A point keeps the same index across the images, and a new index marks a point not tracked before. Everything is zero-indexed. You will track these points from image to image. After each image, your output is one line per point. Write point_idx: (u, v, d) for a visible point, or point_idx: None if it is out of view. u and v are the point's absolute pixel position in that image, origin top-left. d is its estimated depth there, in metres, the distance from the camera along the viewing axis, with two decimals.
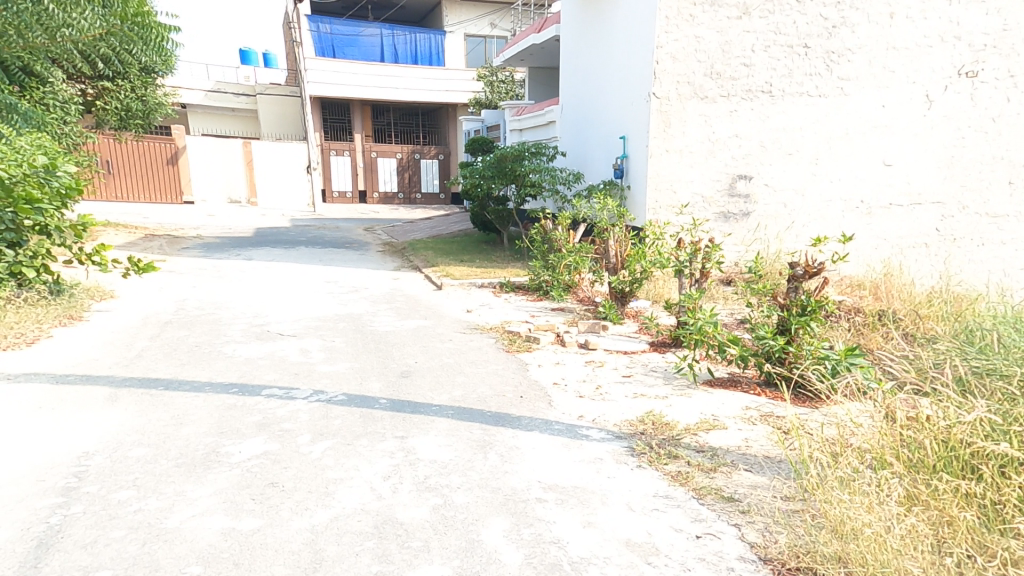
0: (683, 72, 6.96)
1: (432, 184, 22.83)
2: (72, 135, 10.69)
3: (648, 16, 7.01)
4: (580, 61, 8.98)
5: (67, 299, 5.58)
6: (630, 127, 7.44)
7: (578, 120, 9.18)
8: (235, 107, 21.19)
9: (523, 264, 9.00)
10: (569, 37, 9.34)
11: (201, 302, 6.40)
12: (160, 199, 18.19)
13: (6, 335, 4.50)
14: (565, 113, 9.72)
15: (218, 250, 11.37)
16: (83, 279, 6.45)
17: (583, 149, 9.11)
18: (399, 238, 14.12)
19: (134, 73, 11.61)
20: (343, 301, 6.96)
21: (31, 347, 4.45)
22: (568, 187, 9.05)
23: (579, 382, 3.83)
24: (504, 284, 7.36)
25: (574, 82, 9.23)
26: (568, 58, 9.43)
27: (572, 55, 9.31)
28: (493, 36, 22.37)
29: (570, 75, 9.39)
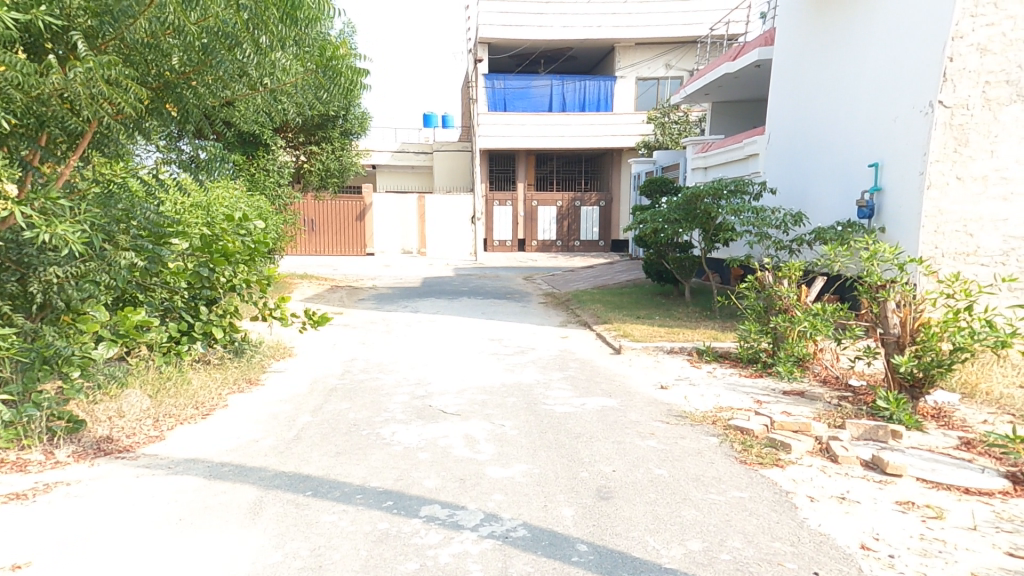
0: (993, 68, 5.65)
1: (591, 232, 22.09)
2: (282, 196, 11.86)
3: (930, 13, 5.82)
4: (802, 91, 7.87)
5: (248, 360, 5.43)
6: (902, 152, 6.08)
7: (797, 158, 7.89)
8: (414, 164, 22.92)
9: (723, 325, 7.36)
10: (783, 71, 8.36)
11: (367, 363, 6.01)
12: (346, 252, 19.94)
13: (183, 407, 4.20)
14: (772, 143, 8.46)
15: (389, 301, 11.61)
16: (266, 335, 6.45)
17: (806, 190, 7.70)
18: (561, 288, 13.30)
19: (336, 135, 12.62)
20: (510, 366, 6.07)
21: (204, 421, 4.09)
22: (783, 229, 7.26)
23: (916, 536, 2.48)
24: (703, 351, 5.89)
25: (791, 116, 8.07)
26: (781, 93, 8.37)
27: (786, 88, 8.23)
28: (667, 77, 21.37)
29: (783, 109, 8.25)
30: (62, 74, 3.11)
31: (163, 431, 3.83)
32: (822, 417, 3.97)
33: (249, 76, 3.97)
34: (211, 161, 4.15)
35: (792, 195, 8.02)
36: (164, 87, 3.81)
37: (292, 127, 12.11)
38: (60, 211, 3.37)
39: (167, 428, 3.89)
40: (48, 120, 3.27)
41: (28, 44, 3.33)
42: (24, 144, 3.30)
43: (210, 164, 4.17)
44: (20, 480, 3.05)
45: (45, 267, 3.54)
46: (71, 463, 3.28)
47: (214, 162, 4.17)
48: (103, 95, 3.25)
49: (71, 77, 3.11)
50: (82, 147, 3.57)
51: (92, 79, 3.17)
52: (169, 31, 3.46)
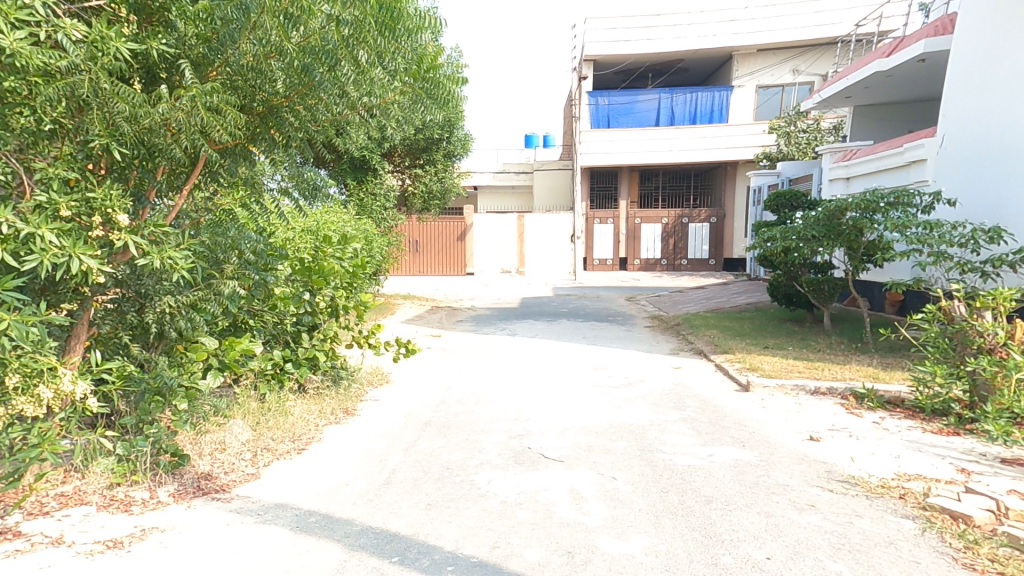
0: None
1: (701, 250, 20.61)
2: (388, 218, 12.16)
3: None
4: (990, 97, 6.94)
5: (345, 390, 5.29)
6: None
7: (989, 171, 6.93)
8: (514, 184, 23.02)
9: (882, 362, 6.13)
10: (957, 76, 7.42)
11: (464, 394, 5.68)
12: (448, 271, 20.30)
13: (279, 441, 4.06)
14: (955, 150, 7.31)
15: (487, 323, 11.40)
16: (362, 360, 6.38)
17: (1008, 206, 6.72)
18: (669, 311, 12.31)
19: (440, 158, 12.81)
20: (622, 402, 5.41)
21: (298, 458, 3.89)
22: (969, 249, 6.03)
23: None
24: (863, 396, 4.85)
25: (974, 124, 7.11)
26: (955, 100, 7.39)
27: (966, 93, 7.24)
28: (794, 83, 19.61)
29: (962, 118, 7.27)
30: (170, 104, 2.99)
31: (256, 469, 3.67)
32: None
33: (354, 101, 3.83)
34: (311, 186, 4.04)
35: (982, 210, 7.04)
36: (270, 112, 3.70)
37: (400, 152, 12.47)
38: (169, 240, 3.24)
39: (265, 463, 3.77)
40: (159, 153, 3.19)
41: (146, 74, 3.37)
42: (145, 177, 3.33)
43: (308, 187, 4.03)
44: (121, 522, 2.93)
45: (160, 296, 3.53)
46: (170, 504, 3.16)
47: (311, 185, 4.04)
48: (203, 122, 3.08)
49: (176, 107, 2.97)
50: (196, 171, 3.55)
51: (194, 108, 3.01)
52: (272, 53, 3.32)
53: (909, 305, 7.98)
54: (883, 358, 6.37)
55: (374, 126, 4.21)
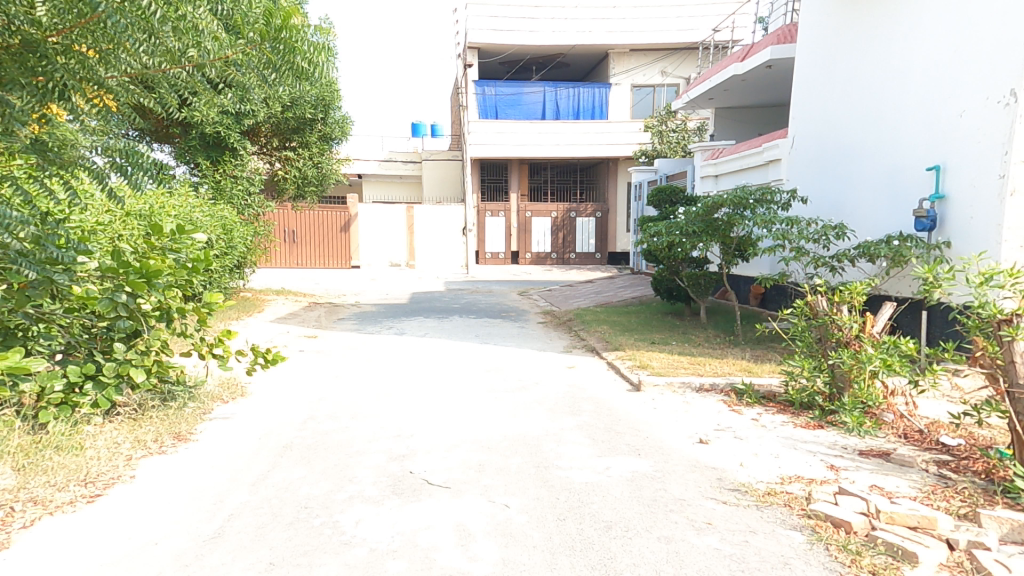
0: None
1: (588, 244, 21.21)
2: (252, 205, 10.79)
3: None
4: (830, 100, 7.39)
5: (180, 410, 4.34)
6: (970, 156, 5.42)
7: (835, 169, 7.29)
8: (402, 173, 21.99)
9: (756, 356, 6.37)
10: (806, 81, 7.88)
11: (337, 407, 4.96)
12: (331, 265, 18.87)
13: (55, 489, 3.10)
14: (806, 150, 7.79)
15: (371, 321, 10.56)
16: (209, 373, 5.38)
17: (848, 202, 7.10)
18: (560, 305, 12.31)
19: (314, 140, 11.59)
20: (513, 408, 5.04)
21: (79, 511, 2.98)
22: (823, 243, 6.38)
23: None
24: (744, 392, 4.90)
25: (821, 125, 7.55)
26: (806, 104, 7.84)
27: (814, 97, 7.70)
28: (662, 85, 20.73)
29: (812, 120, 7.70)
30: None
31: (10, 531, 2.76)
32: (934, 498, 3.06)
33: (173, 55, 3.11)
34: (129, 155, 3.25)
35: (828, 207, 7.46)
36: (28, 49, 2.85)
37: (265, 131, 11.10)
38: None
39: (26, 521, 2.84)
40: None
41: None
42: None
43: (127, 158, 3.26)
44: None
45: None
46: None
47: (120, 160, 3.25)
48: None
49: None
50: None
51: None
52: None
53: (771, 299, 8.46)
54: (760, 350, 6.66)
55: (200, 85, 3.48)
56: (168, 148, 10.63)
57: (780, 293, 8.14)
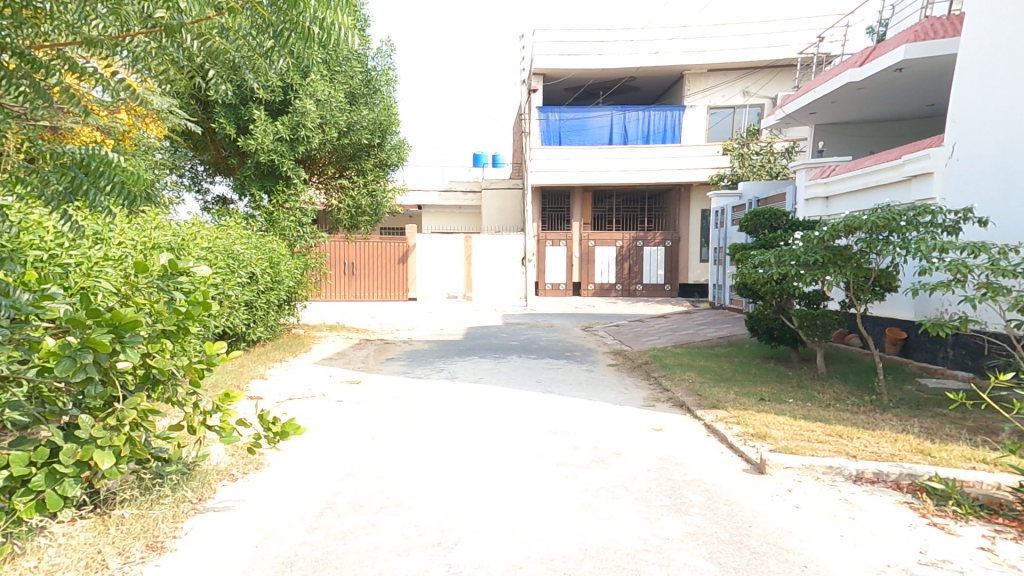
0: None
1: (656, 276, 19.62)
2: (304, 237, 10.19)
3: None
4: (1013, 106, 6.00)
5: (156, 502, 3.33)
6: None
7: None
8: (462, 204, 21.46)
9: (923, 436, 4.81)
10: (969, 85, 6.50)
11: (364, 491, 3.90)
12: (388, 297, 18.33)
13: None
14: (977, 167, 6.31)
15: (423, 361, 9.57)
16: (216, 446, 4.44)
17: None
18: (633, 344, 10.87)
19: (370, 167, 10.94)
20: (591, 499, 3.83)
21: None
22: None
23: None
24: (955, 502, 3.56)
25: (998, 137, 6.13)
26: (965, 111, 6.49)
27: (983, 103, 6.29)
28: (743, 105, 19.17)
29: (978, 129, 6.32)
30: None
31: None
32: None
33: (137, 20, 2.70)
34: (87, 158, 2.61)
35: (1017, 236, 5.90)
36: None
37: (321, 160, 10.60)
38: None
39: None
40: None
41: None
42: None
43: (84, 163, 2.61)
44: None
45: None
46: None
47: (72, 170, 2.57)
48: None
49: None
50: None
51: None
52: None
53: (915, 345, 7.12)
54: (925, 427, 5.08)
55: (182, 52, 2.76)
56: (223, 178, 10.26)
57: (931, 337, 6.82)
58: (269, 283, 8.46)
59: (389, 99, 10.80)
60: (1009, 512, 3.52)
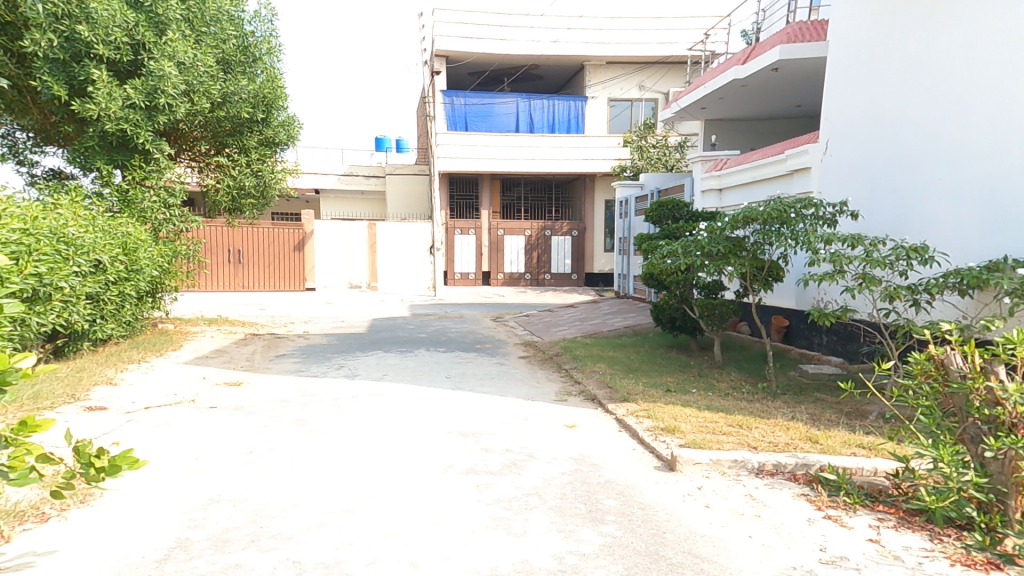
0: None
1: (563, 265, 19.87)
2: (169, 219, 8.96)
3: None
4: (874, 104, 6.40)
5: None
6: None
7: (891, 180, 6.19)
8: (364, 189, 20.29)
9: (813, 422, 5.01)
10: (841, 84, 6.91)
11: (237, 523, 3.27)
12: (283, 287, 16.91)
13: None
14: (848, 161, 6.70)
15: (317, 358, 8.76)
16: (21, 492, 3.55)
17: (912, 215, 5.96)
18: (542, 335, 10.75)
19: (251, 142, 9.78)
20: (501, 511, 3.51)
21: None
22: (900, 270, 5.10)
23: None
24: (846, 493, 3.64)
25: (864, 133, 6.52)
26: (838, 109, 6.88)
27: (852, 101, 6.70)
28: (641, 99, 19.76)
29: (850, 127, 6.71)
30: None
31: None
32: None
33: None
34: None
35: (884, 225, 6.28)
36: None
37: (190, 133, 9.28)
38: None
39: None
40: None
41: None
42: None
43: None
44: None
45: None
46: None
47: None
48: None
49: None
50: None
51: None
52: None
53: (796, 332, 7.49)
54: (813, 412, 5.32)
55: None
56: (65, 149, 8.76)
57: (809, 324, 7.19)
58: (121, 273, 7.24)
59: (273, 68, 9.73)
60: (888, 498, 3.65)
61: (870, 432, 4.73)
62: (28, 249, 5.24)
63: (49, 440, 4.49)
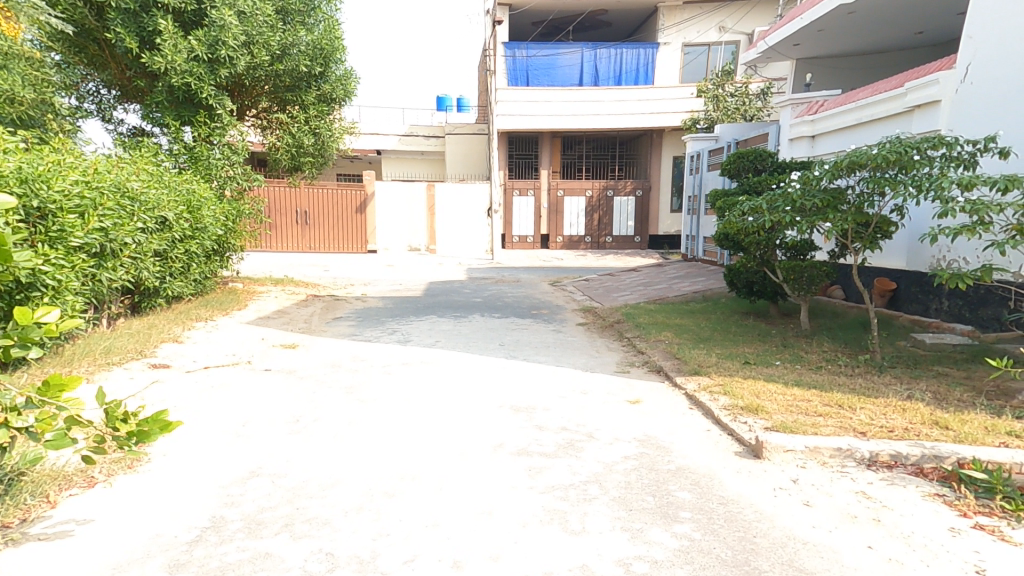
0: None
1: (625, 227, 18.94)
2: (235, 177, 8.94)
3: None
4: None
5: None
6: None
7: None
8: (423, 150, 19.99)
9: (933, 403, 4.22)
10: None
11: (271, 502, 3.05)
12: (345, 249, 17.08)
13: None
14: (994, 92, 5.60)
15: (374, 321, 8.62)
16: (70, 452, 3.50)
17: None
18: (602, 300, 10.14)
19: (309, 98, 9.56)
20: (555, 502, 3.11)
21: None
22: None
23: None
24: (1005, 496, 3.00)
25: (1019, 56, 5.41)
26: (983, 28, 5.73)
27: (1005, 17, 5.55)
28: (720, 42, 18.03)
29: (999, 50, 5.58)
30: None
31: None
32: None
33: None
34: None
35: None
36: None
37: (249, 89, 9.18)
38: None
39: None
40: None
41: None
42: None
43: None
44: None
45: None
46: None
47: None
48: None
49: None
50: None
51: None
52: None
53: (904, 296, 6.55)
54: (932, 390, 4.51)
55: None
56: (134, 107, 8.85)
57: (923, 287, 6.26)
58: (185, 232, 7.21)
59: (333, 18, 9.36)
60: None
61: (1013, 418, 3.92)
62: (92, 203, 5.12)
63: (101, 399, 4.47)
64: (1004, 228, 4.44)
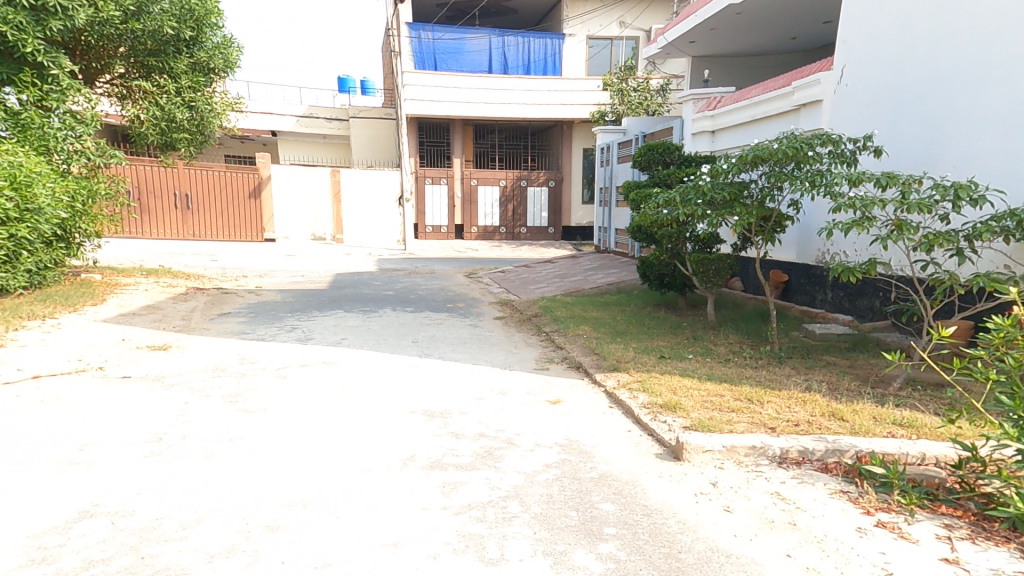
0: None
1: (539, 217, 18.95)
2: (81, 151, 7.71)
3: None
4: (904, 24, 5.57)
5: None
6: None
7: (921, 110, 5.44)
8: (326, 133, 18.70)
9: (829, 394, 4.37)
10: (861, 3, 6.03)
11: (114, 554, 2.45)
12: (240, 237, 15.60)
13: None
14: (869, 92, 5.91)
15: (266, 318, 7.78)
16: None
17: (941, 151, 5.27)
18: (518, 293, 9.93)
19: (179, 66, 8.41)
20: (472, 525, 2.78)
21: None
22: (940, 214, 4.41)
23: None
24: (897, 489, 3.06)
25: (888, 58, 5.74)
26: (858, 30, 6.04)
27: (875, 21, 5.86)
28: (621, 37, 18.42)
29: (872, 51, 5.90)
30: None
31: None
32: None
33: None
34: None
35: (909, 160, 5.57)
36: None
37: (94, 47, 7.96)
38: None
39: None
40: None
41: None
42: None
43: None
44: None
45: None
46: None
47: None
48: None
49: None
50: None
51: None
52: None
53: (795, 288, 6.91)
54: (826, 381, 4.70)
55: None
56: None
57: (811, 279, 6.61)
58: (1, 214, 6.29)
59: None
60: (948, 496, 3.06)
61: (899, 406, 4.15)
62: None
63: None
64: (885, 222, 4.63)
